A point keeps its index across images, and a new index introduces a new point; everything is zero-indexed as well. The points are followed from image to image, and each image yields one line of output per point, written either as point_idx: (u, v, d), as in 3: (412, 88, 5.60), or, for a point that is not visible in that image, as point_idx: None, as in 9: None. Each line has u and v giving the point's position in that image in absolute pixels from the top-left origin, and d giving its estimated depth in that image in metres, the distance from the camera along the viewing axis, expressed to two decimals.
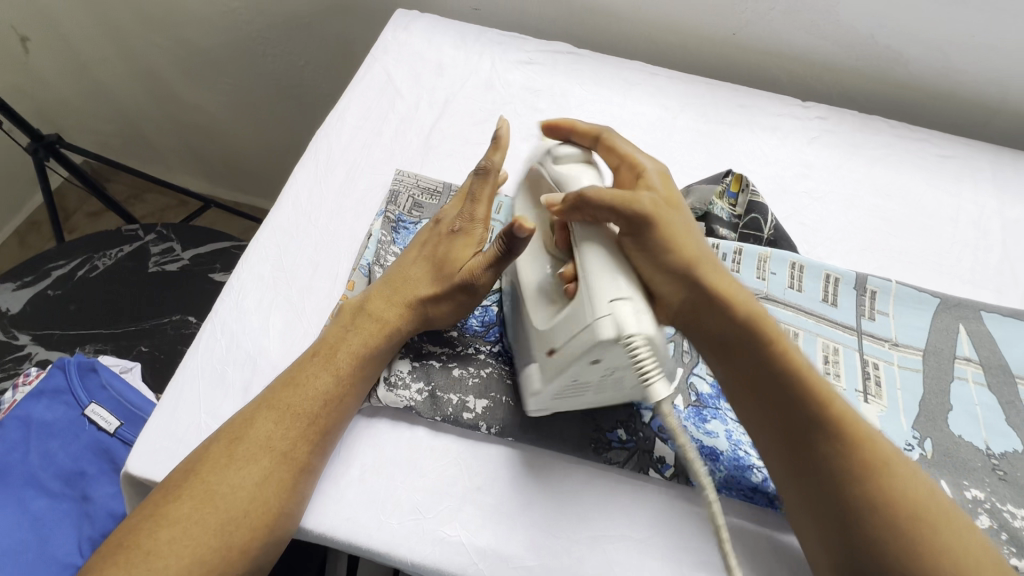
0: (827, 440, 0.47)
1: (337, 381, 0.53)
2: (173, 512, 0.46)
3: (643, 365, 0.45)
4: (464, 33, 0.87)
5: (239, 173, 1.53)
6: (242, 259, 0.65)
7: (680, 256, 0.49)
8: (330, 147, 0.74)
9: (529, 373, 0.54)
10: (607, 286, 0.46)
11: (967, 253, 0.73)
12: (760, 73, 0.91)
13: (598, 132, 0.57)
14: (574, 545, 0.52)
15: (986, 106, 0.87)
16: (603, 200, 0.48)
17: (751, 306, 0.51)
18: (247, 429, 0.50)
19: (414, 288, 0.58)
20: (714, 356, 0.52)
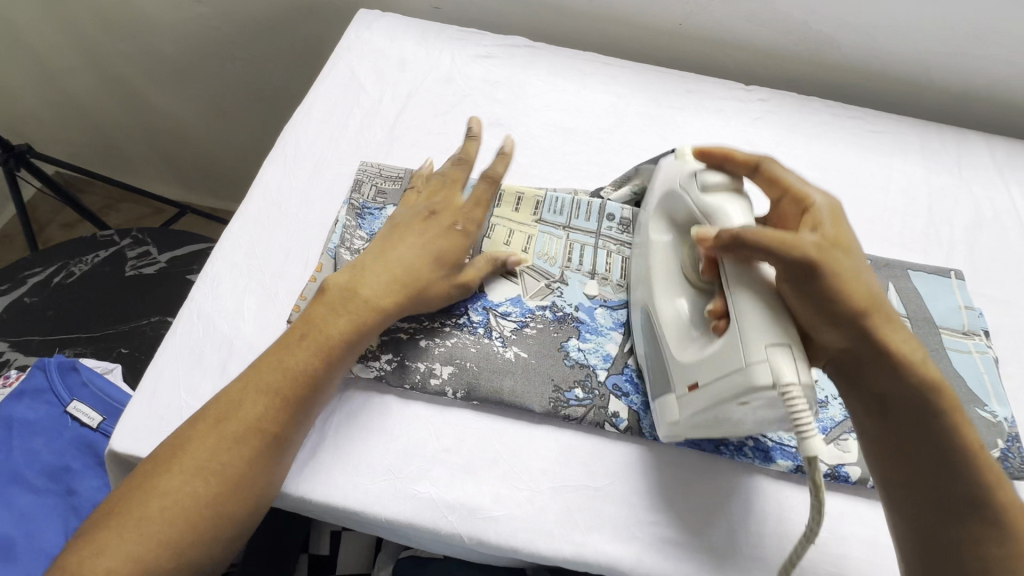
0: (974, 511, 0.48)
1: (315, 354, 0.55)
2: (163, 484, 0.48)
3: (801, 418, 0.44)
4: (424, 30, 0.91)
5: (214, 177, 1.54)
6: (215, 249, 0.68)
7: (854, 307, 0.48)
8: (298, 141, 0.77)
9: (665, 404, 0.56)
10: (764, 332, 0.47)
11: (896, 219, 0.79)
12: (708, 59, 0.97)
13: (758, 160, 0.55)
14: (537, 495, 0.56)
15: (914, 85, 0.93)
16: (763, 246, 0.48)
17: (928, 366, 0.50)
18: (226, 403, 0.52)
19: (413, 275, 0.60)
20: (867, 412, 0.52)
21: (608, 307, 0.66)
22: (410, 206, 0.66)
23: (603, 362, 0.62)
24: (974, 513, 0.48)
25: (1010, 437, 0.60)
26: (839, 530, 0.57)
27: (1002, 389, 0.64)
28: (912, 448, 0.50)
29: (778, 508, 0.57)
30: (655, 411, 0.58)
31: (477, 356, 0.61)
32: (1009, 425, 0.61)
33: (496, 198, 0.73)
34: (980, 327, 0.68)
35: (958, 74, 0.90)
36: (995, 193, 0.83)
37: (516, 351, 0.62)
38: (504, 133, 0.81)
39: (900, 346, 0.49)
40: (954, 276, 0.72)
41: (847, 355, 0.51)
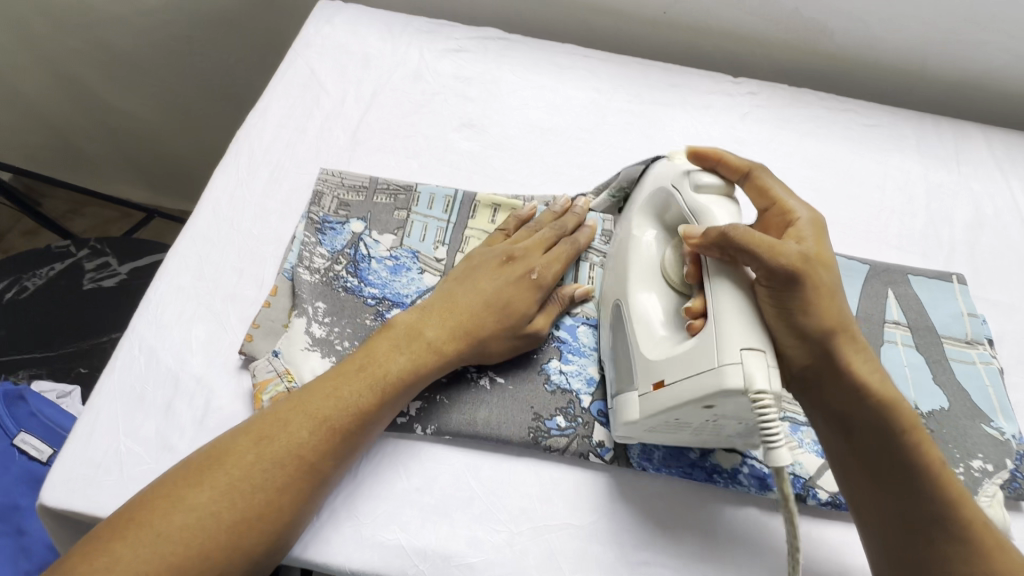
0: (946, 539, 0.44)
1: (321, 434, 0.48)
2: (191, 498, 0.43)
3: (770, 425, 0.41)
4: (390, 23, 0.84)
5: (179, 180, 1.46)
6: (160, 270, 0.62)
7: (818, 322, 0.45)
8: (252, 148, 0.71)
9: (622, 402, 0.52)
10: (740, 334, 0.43)
11: (894, 219, 0.75)
12: (694, 50, 0.91)
13: (749, 168, 0.53)
14: (516, 537, 0.51)
15: (909, 75, 0.89)
16: (748, 245, 0.45)
17: (887, 385, 0.47)
18: (191, 494, 0.43)
19: (477, 323, 0.55)
20: (833, 430, 0.48)
21: (590, 326, 0.61)
22: (494, 247, 0.61)
23: (586, 386, 0.57)
24: (942, 531, 0.44)
25: (1018, 455, 0.57)
26: (841, 560, 0.53)
27: (1007, 402, 0.60)
28: (878, 468, 0.46)
29: (778, 541, 0.53)
30: (614, 409, 0.53)
31: (448, 385, 0.56)
32: (1017, 442, 0.58)
33: (470, 209, 0.67)
34: (983, 335, 0.65)
35: (954, 63, 0.86)
36: (995, 189, 0.79)
37: (491, 377, 0.57)
38: (478, 134, 0.76)
39: (860, 364, 0.46)
40: (955, 280, 0.68)
41: (810, 372, 0.47)
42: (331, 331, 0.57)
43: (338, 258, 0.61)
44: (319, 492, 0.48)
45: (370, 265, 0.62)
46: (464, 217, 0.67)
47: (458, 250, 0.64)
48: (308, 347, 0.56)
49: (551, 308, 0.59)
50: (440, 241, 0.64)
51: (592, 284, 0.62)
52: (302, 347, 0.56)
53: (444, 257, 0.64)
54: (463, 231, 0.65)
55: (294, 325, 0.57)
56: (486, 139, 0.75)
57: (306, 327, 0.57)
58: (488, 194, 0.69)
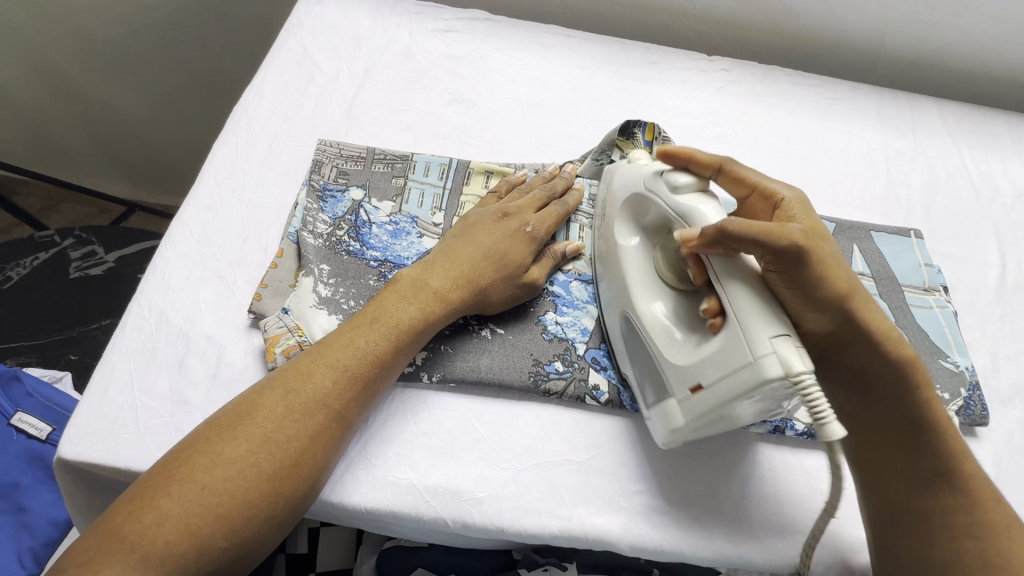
0: (951, 490, 0.49)
1: (341, 382, 0.50)
2: (228, 451, 0.45)
3: (820, 407, 0.43)
4: (379, 4, 0.87)
5: (161, 171, 1.45)
6: (166, 237, 0.63)
7: (834, 292, 0.48)
8: (249, 122, 0.72)
9: (665, 410, 0.53)
10: (766, 325, 0.45)
11: (857, 182, 0.81)
12: (670, 32, 0.96)
13: (719, 162, 0.55)
14: (520, 474, 0.55)
15: (868, 53, 0.96)
16: (748, 237, 0.46)
17: (906, 345, 0.50)
18: (227, 446, 0.45)
19: (479, 274, 0.58)
20: (846, 388, 0.54)
21: (582, 281, 0.65)
22: (487, 207, 0.65)
23: (581, 335, 0.61)
24: (946, 484, 0.49)
25: (971, 385, 0.63)
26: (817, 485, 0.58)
27: (961, 340, 0.67)
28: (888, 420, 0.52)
29: (762, 469, 0.58)
30: (655, 417, 0.55)
31: (450, 337, 0.59)
32: (969, 374, 0.64)
33: (464, 175, 0.70)
34: (938, 283, 0.71)
35: (909, 41, 0.93)
36: (947, 155, 0.86)
37: (491, 329, 0.60)
38: (468, 109, 0.79)
39: (881, 325, 0.50)
40: (913, 235, 0.74)
41: (831, 338, 0.51)
42: (336, 291, 0.60)
43: (339, 224, 0.64)
44: (344, 436, 0.51)
45: (371, 230, 0.64)
46: (459, 184, 0.70)
47: (454, 215, 0.67)
48: (316, 305, 0.58)
49: (545, 260, 0.63)
50: (437, 208, 0.67)
51: (582, 242, 0.66)
52: (311, 305, 0.58)
53: (442, 223, 0.67)
54: (459, 198, 0.69)
55: (301, 284, 0.59)
56: (477, 113, 0.79)
57: (313, 286, 0.59)
58: (481, 162, 0.72)
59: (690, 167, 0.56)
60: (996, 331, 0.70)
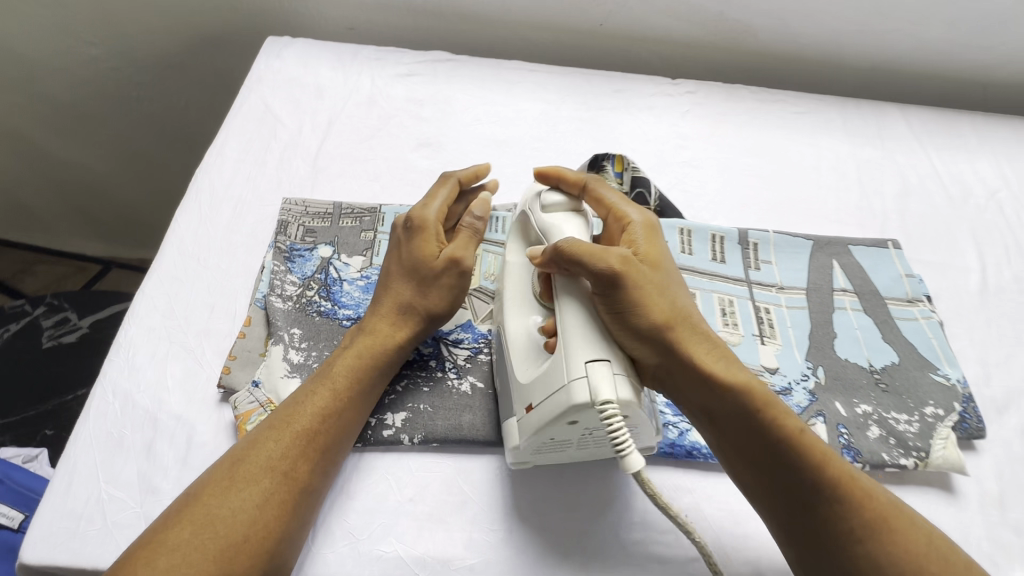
0: (825, 501, 0.46)
1: (285, 442, 0.49)
2: (172, 539, 0.43)
3: (619, 436, 0.43)
4: (340, 54, 0.87)
5: (134, 227, 1.40)
6: (128, 313, 0.61)
7: (649, 315, 0.49)
8: (212, 185, 0.71)
9: (507, 428, 0.53)
10: (584, 347, 0.46)
11: (831, 195, 0.81)
12: (633, 57, 0.97)
13: (585, 181, 0.57)
14: (512, 534, 0.52)
15: (828, 64, 0.97)
16: (576, 256, 0.49)
17: (733, 368, 0.50)
18: (172, 533, 0.44)
19: (391, 293, 0.57)
20: (695, 416, 0.52)
21: None
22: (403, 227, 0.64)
23: None
24: (814, 495, 0.47)
25: (964, 398, 0.62)
26: None
27: (950, 350, 0.66)
28: (739, 442, 0.49)
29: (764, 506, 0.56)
30: (505, 438, 0.54)
31: (430, 395, 0.58)
32: (962, 386, 0.63)
33: None
34: (921, 292, 0.70)
35: (868, 50, 0.94)
36: (917, 160, 0.86)
37: (472, 382, 0.59)
38: (435, 152, 0.78)
39: (699, 349, 0.50)
40: (891, 246, 0.74)
41: (661, 366, 0.50)
42: (308, 356, 0.58)
43: (309, 284, 0.62)
44: (301, 497, 0.48)
45: (342, 287, 0.63)
46: None
47: None
48: (288, 373, 0.56)
49: (461, 236, 0.58)
50: None
51: None
52: (282, 375, 0.56)
53: None
54: None
55: (271, 353, 0.57)
56: (445, 156, 0.78)
57: (283, 354, 0.57)
58: None
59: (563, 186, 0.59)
60: (983, 337, 0.69)
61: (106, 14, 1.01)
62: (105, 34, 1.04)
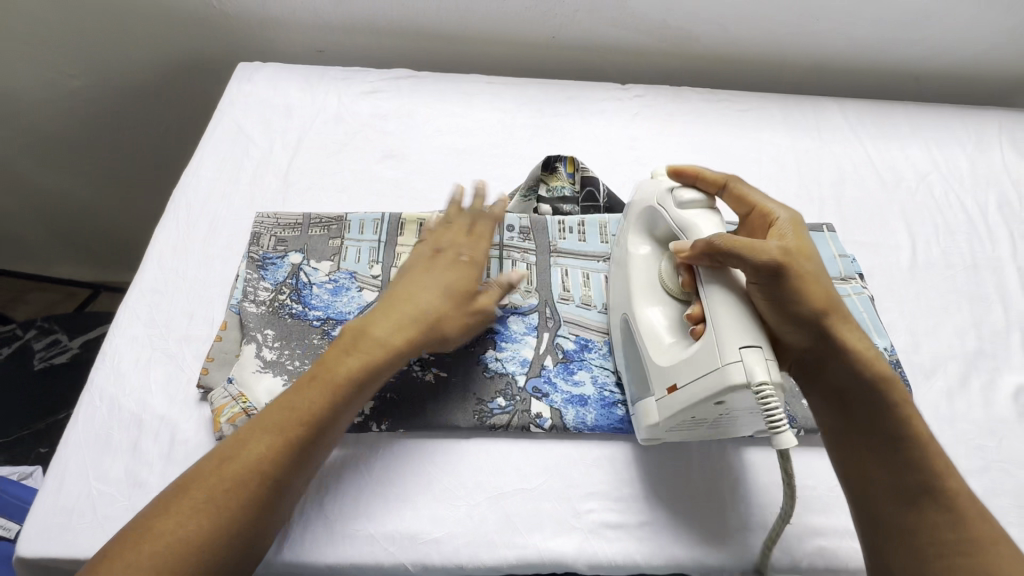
0: (937, 508, 0.49)
1: (278, 444, 0.50)
2: (162, 527, 0.46)
3: (774, 413, 0.47)
4: (308, 75, 0.92)
5: (121, 250, 1.43)
6: (113, 325, 0.66)
7: (805, 308, 0.52)
8: (189, 203, 0.76)
9: (643, 409, 0.58)
10: (737, 334, 0.49)
11: (772, 186, 0.86)
12: (587, 64, 1.03)
13: (725, 180, 0.60)
14: (474, 509, 0.57)
15: (770, 64, 1.03)
16: (735, 251, 0.51)
17: (880, 361, 0.54)
18: (160, 520, 0.46)
19: (418, 309, 0.59)
20: (827, 404, 0.55)
21: (519, 314, 0.67)
22: (421, 247, 0.67)
23: (521, 367, 0.64)
24: (931, 500, 0.50)
25: (891, 364, 0.67)
26: (761, 478, 0.60)
27: (879, 322, 0.71)
28: (869, 434, 0.53)
29: (707, 473, 0.60)
30: (637, 414, 0.59)
31: (395, 386, 0.62)
32: (889, 354, 0.68)
33: (398, 226, 0.74)
34: (853, 271, 0.76)
35: (805, 50, 1.01)
36: (852, 149, 0.92)
37: (434, 371, 0.63)
38: (399, 163, 0.83)
39: (856, 343, 0.53)
40: (826, 229, 0.79)
41: (809, 353, 0.55)
42: (281, 354, 0.62)
43: (281, 289, 0.67)
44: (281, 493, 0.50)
45: (312, 290, 0.67)
46: (394, 236, 0.73)
47: (392, 265, 0.70)
48: (260, 369, 0.61)
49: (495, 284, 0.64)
50: (375, 260, 0.71)
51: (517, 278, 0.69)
52: (254, 370, 0.61)
53: (381, 274, 0.70)
54: (395, 249, 0.72)
55: (245, 352, 0.62)
56: (408, 166, 0.83)
57: (257, 352, 0.62)
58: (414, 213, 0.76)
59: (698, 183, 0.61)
60: (913, 309, 0.75)
61: (85, 46, 1.05)
62: (85, 65, 1.08)
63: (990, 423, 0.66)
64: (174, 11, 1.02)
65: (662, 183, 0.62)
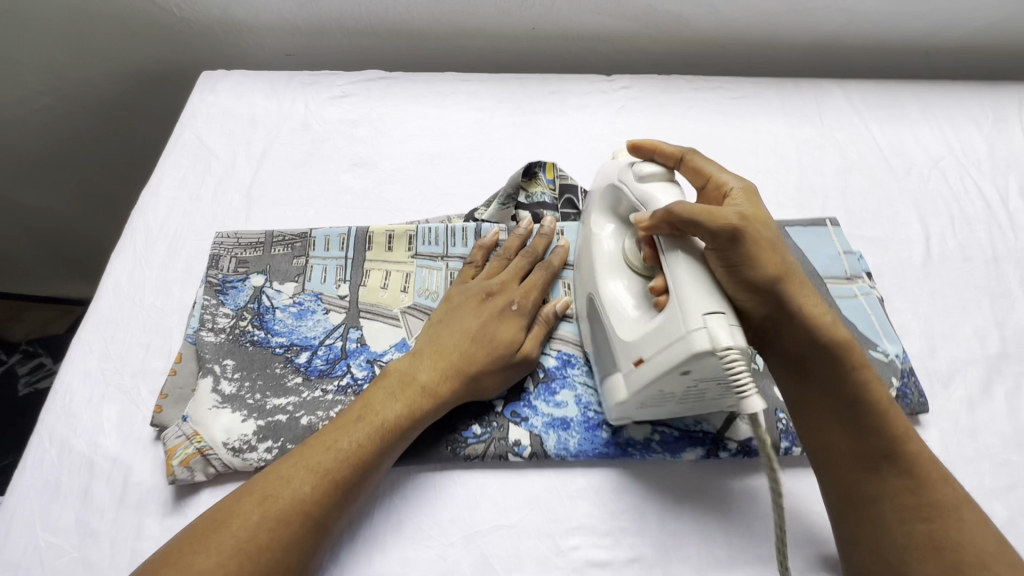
0: (896, 472, 0.48)
1: (322, 486, 0.48)
2: (198, 565, 0.42)
3: (740, 381, 0.42)
4: (273, 82, 0.87)
5: (86, 264, 1.33)
6: (66, 359, 0.62)
7: (764, 274, 0.47)
8: (147, 224, 0.72)
9: (612, 384, 0.54)
10: (700, 299, 0.45)
11: (770, 178, 0.80)
12: (570, 55, 0.97)
13: (682, 153, 0.56)
14: (449, 549, 0.53)
15: (768, 46, 0.96)
16: (692, 218, 0.47)
17: (838, 327, 0.50)
18: (197, 559, 0.43)
19: (467, 360, 0.56)
20: (792, 373, 0.52)
21: None
22: (467, 283, 0.63)
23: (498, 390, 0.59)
24: (891, 465, 0.48)
25: (904, 372, 0.61)
26: (761, 504, 0.55)
27: (890, 326, 0.65)
28: (839, 404, 0.50)
29: (702, 501, 0.55)
30: (607, 391, 0.55)
31: None
32: (901, 361, 0.62)
33: (365, 240, 0.69)
34: (860, 270, 0.69)
35: (805, 29, 0.94)
36: (857, 135, 0.85)
37: None
38: (370, 172, 0.78)
39: (812, 307, 0.49)
40: (829, 224, 0.73)
41: (767, 321, 0.50)
42: (241, 386, 0.58)
43: (242, 315, 0.63)
44: (315, 546, 0.47)
45: (275, 315, 0.63)
46: (361, 252, 0.68)
47: (359, 284, 0.66)
48: (217, 405, 0.57)
49: (536, 331, 0.60)
50: (341, 279, 0.66)
51: None
52: (211, 407, 0.56)
53: (348, 294, 0.65)
54: (363, 267, 0.67)
55: (201, 386, 0.58)
56: (378, 174, 0.78)
57: (214, 385, 0.58)
58: (383, 225, 0.71)
59: (657, 158, 0.57)
60: (928, 309, 0.69)
61: (48, 59, 1.01)
62: (49, 80, 1.04)
63: (1017, 434, 0.60)
64: (137, 17, 0.97)
65: (623, 161, 0.59)
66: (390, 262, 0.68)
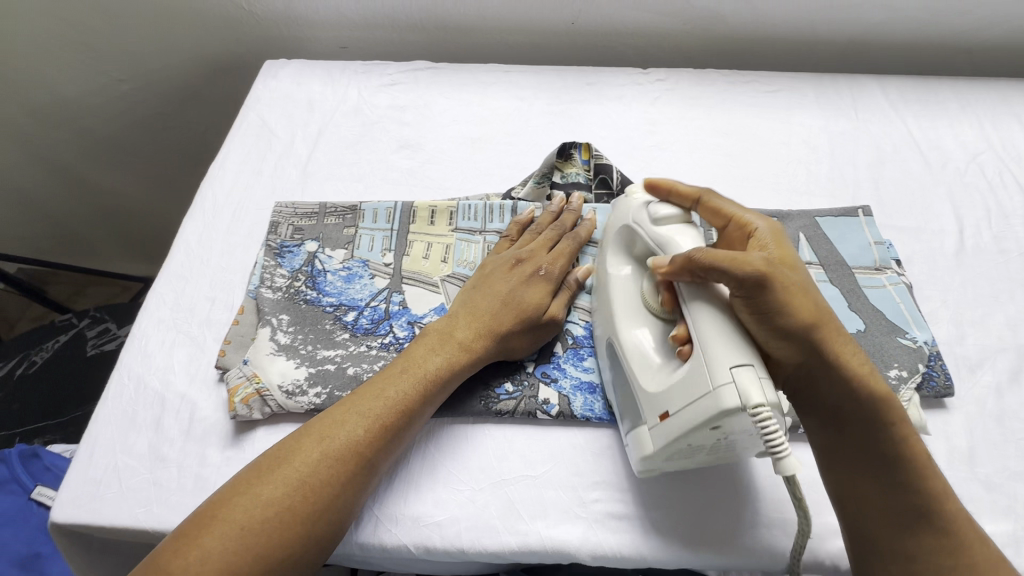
0: (933, 533, 0.47)
1: (372, 431, 0.52)
2: (266, 494, 0.48)
3: (774, 438, 0.42)
4: (329, 70, 0.94)
5: (147, 238, 1.44)
6: (142, 310, 0.69)
7: (797, 321, 0.47)
8: (215, 194, 0.79)
9: (638, 437, 0.53)
10: (727, 352, 0.45)
11: (801, 169, 0.82)
12: (607, 49, 1.01)
13: (698, 194, 0.56)
14: (479, 494, 0.57)
15: (805, 43, 0.98)
16: (713, 264, 0.47)
17: (877, 377, 0.49)
18: (264, 488, 0.48)
19: (497, 323, 0.60)
20: (822, 426, 0.51)
21: None
22: (500, 254, 0.67)
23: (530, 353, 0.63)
24: (928, 524, 0.47)
25: (931, 357, 0.62)
26: (779, 472, 0.57)
27: (920, 315, 0.65)
28: (866, 458, 0.49)
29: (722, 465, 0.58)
30: (631, 443, 0.55)
31: None
32: (929, 347, 0.62)
33: (409, 215, 0.74)
34: (889, 258, 0.70)
35: (843, 26, 0.95)
36: (892, 128, 0.86)
37: None
38: (415, 153, 0.84)
39: (849, 354, 0.48)
40: (861, 213, 0.73)
41: (801, 369, 0.50)
42: (295, 338, 0.64)
43: (297, 276, 0.69)
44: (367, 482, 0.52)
45: (326, 278, 0.69)
46: (405, 224, 0.73)
47: (403, 253, 0.71)
48: (274, 352, 0.63)
49: (561, 297, 0.64)
50: (387, 248, 0.71)
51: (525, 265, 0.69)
52: (268, 353, 0.62)
53: (392, 261, 0.70)
54: (407, 238, 0.72)
55: (260, 336, 0.64)
56: (422, 156, 0.84)
57: (271, 335, 0.64)
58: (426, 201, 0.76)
59: (672, 199, 0.58)
60: (958, 298, 0.69)
61: (134, 55, 1.12)
62: (133, 71, 1.14)
63: None
64: (210, 13, 1.06)
65: (637, 202, 0.60)
66: (431, 235, 0.73)
